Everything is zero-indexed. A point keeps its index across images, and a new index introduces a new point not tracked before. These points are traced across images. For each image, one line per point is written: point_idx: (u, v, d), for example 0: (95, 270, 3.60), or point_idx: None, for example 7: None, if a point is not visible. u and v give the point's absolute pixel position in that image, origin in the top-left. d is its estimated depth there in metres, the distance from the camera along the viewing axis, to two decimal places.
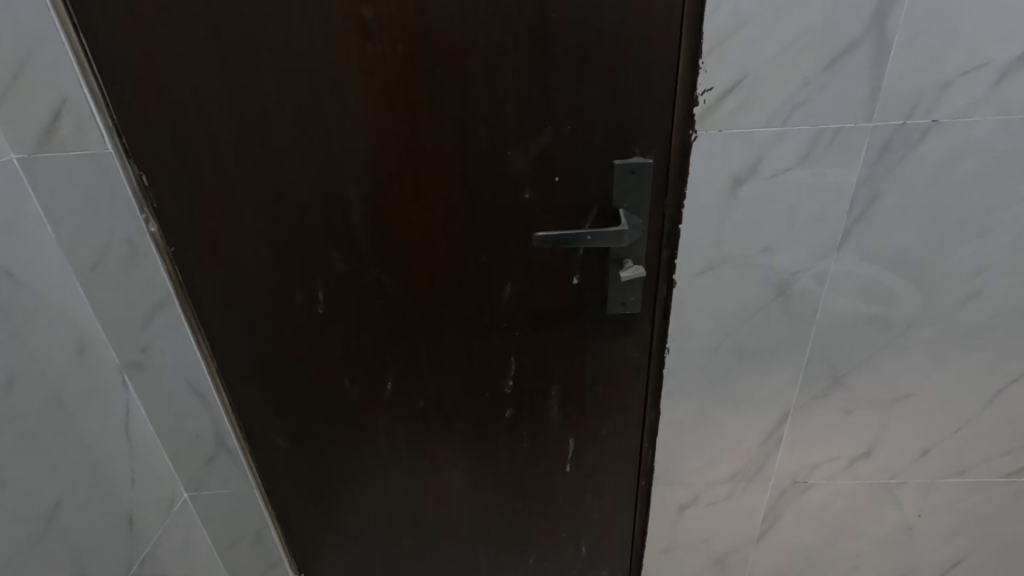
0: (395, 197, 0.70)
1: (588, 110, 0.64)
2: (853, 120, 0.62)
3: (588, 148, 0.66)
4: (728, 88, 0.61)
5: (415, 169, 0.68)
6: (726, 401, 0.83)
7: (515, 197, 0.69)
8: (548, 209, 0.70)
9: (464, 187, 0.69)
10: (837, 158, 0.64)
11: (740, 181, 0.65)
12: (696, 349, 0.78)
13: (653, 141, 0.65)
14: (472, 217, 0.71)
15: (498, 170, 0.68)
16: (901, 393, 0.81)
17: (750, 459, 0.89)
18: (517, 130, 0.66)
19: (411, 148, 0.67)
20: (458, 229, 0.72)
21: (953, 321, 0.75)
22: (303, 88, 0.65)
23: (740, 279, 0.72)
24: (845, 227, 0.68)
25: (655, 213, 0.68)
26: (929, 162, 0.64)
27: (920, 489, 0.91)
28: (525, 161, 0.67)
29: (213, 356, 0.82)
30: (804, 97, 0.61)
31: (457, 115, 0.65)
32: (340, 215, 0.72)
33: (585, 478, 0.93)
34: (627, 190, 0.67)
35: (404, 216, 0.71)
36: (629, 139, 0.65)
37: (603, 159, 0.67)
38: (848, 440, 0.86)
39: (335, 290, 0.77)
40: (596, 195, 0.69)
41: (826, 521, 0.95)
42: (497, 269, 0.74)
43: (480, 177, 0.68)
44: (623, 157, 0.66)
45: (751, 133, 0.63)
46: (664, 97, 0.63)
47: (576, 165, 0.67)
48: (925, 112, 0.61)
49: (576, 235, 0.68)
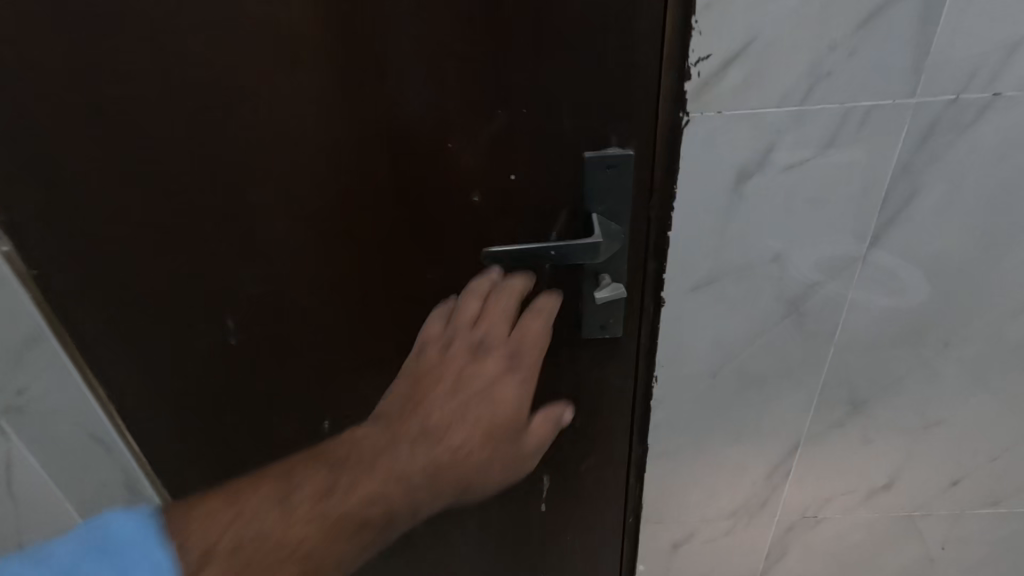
0: (312, 204, 0.56)
1: (549, 87, 0.49)
2: (892, 95, 0.48)
3: (551, 137, 0.51)
4: (729, 56, 0.46)
5: (333, 167, 0.54)
6: (726, 432, 0.71)
7: (461, 201, 0.55)
8: (504, 214, 0.56)
9: (396, 189, 0.55)
10: (869, 144, 0.50)
11: (744, 176, 0.51)
12: (691, 376, 0.65)
13: (634, 127, 0.51)
14: (408, 227, 0.57)
15: (438, 167, 0.54)
16: (931, 419, 0.69)
17: (754, 493, 0.77)
18: (459, 115, 0.51)
19: (326, 142, 0.53)
20: (393, 240, 0.58)
21: (997, 338, 0.62)
22: (175, 67, 0.50)
23: (743, 294, 0.59)
24: (876, 230, 0.55)
25: (637, 218, 0.55)
26: (985, 148, 0.50)
27: (946, 520, 0.79)
28: (471, 156, 0.53)
29: (109, 398, 0.69)
30: (830, 66, 0.46)
31: (380, 97, 0.51)
32: (245, 227, 0.57)
33: (564, 520, 0.80)
34: (602, 190, 0.53)
35: (326, 228, 0.57)
36: (603, 125, 0.51)
37: (570, 152, 0.52)
38: (867, 471, 0.74)
39: (249, 316, 0.63)
40: (562, 196, 0.54)
41: (839, 556, 0.84)
42: (446, 288, 0.60)
43: (417, 178, 0.54)
44: (596, 149, 0.52)
45: (760, 114, 0.48)
46: (647, 69, 0.48)
47: (537, 160, 0.53)
48: (984, 84, 0.47)
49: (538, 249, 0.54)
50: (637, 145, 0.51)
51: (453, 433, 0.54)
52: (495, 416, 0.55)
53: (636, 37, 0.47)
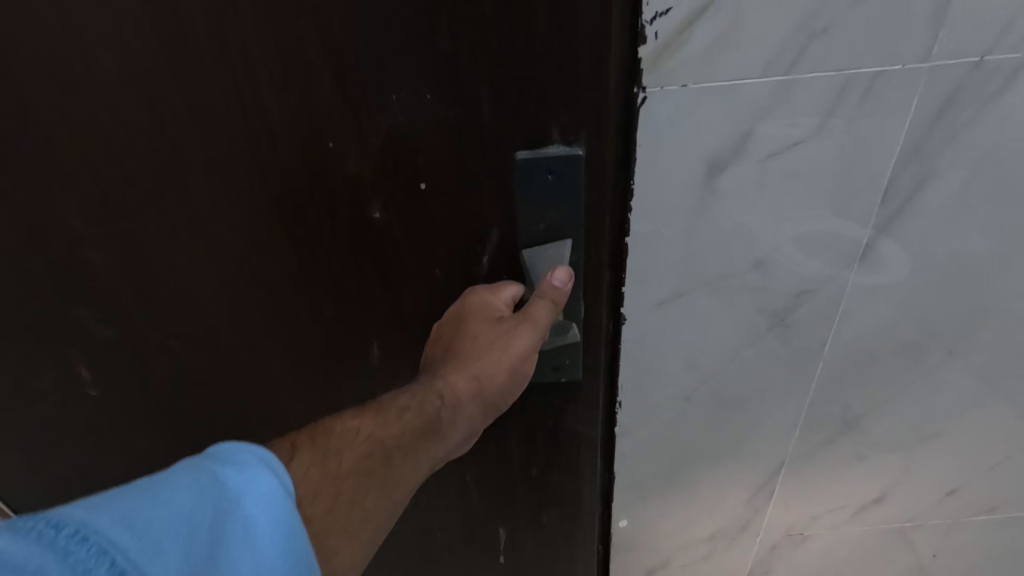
0: (176, 217, 0.44)
1: (461, 61, 0.36)
2: (900, 60, 0.37)
3: (469, 130, 0.38)
4: (696, 9, 0.35)
5: (189, 173, 0.42)
6: (702, 456, 0.62)
7: (360, 215, 0.43)
8: (416, 231, 0.44)
9: (275, 201, 0.43)
10: (871, 122, 0.40)
11: (719, 165, 0.40)
12: (660, 400, 0.56)
13: (582, 114, 0.37)
14: (296, 248, 0.45)
15: (324, 172, 0.41)
16: (929, 432, 0.61)
17: (733, 516, 0.69)
18: (341, 104, 0.38)
19: (178, 139, 0.41)
20: (280, 262, 0.46)
21: (1008, 344, 0.53)
22: None
23: (719, 307, 0.49)
24: (875, 225, 0.45)
25: (592, 233, 0.42)
26: (1010, 125, 0.40)
27: (939, 529, 0.73)
28: (366, 159, 0.40)
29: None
30: (826, 21, 0.35)
31: (234, 79, 0.37)
32: (100, 243, 0.46)
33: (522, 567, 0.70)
34: (545, 198, 0.40)
35: (196, 245, 0.46)
36: (539, 111, 0.37)
37: (499, 149, 0.39)
38: (857, 486, 0.66)
39: (125, 344, 0.53)
40: (490, 207, 0.42)
41: (825, 570, 0.77)
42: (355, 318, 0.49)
43: (301, 187, 0.42)
44: (533, 146, 0.39)
45: (735, 87, 0.37)
46: (595, 33, 0.34)
47: (452, 160, 0.40)
48: (1016, 42, 0.37)
49: (466, 258, 0.45)
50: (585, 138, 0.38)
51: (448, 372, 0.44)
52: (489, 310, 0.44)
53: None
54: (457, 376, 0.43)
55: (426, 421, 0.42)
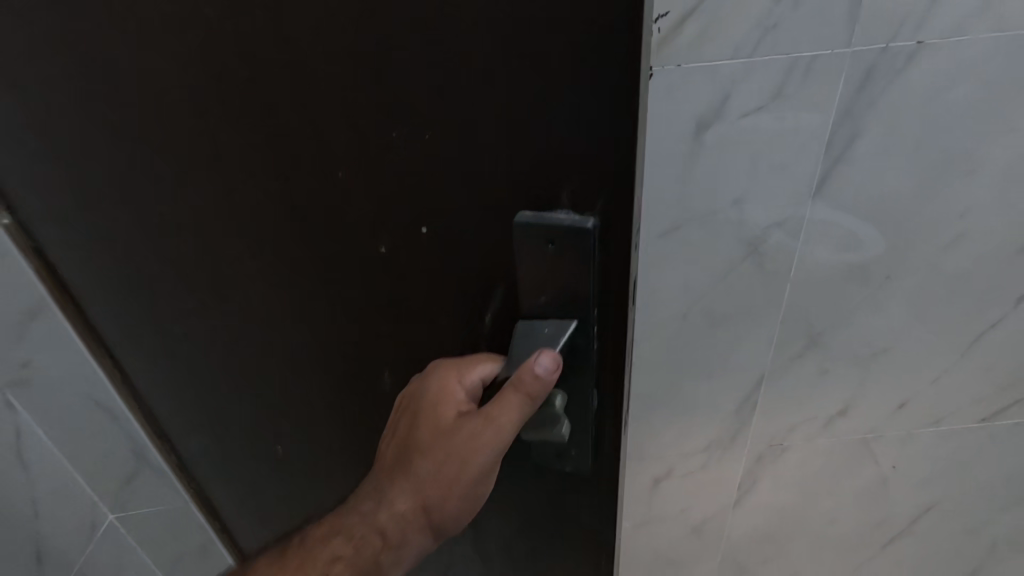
0: (227, 210, 0.51)
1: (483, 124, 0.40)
2: (831, 46, 0.53)
3: (481, 184, 0.43)
4: (685, 12, 0.51)
5: (238, 182, 0.48)
6: (697, 370, 0.77)
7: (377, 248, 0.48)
8: (426, 267, 0.48)
9: (304, 219, 0.49)
10: (813, 91, 0.55)
11: (706, 124, 0.56)
12: (664, 318, 0.71)
13: (584, 180, 0.41)
14: (317, 264, 0.51)
15: (350, 205, 0.46)
16: (879, 347, 0.76)
17: (725, 428, 0.84)
18: (374, 148, 0.43)
19: (235, 145, 0.46)
20: (301, 273, 0.52)
21: (934, 269, 0.69)
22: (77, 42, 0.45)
23: (709, 238, 0.64)
24: (822, 171, 0.60)
25: (591, 304, 0.46)
26: (914, 92, 0.56)
27: (897, 441, 0.88)
28: (387, 198, 0.45)
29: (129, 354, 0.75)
30: (777, 19, 0.51)
31: (289, 113, 0.43)
32: (167, 217, 0.53)
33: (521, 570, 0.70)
34: (546, 269, 0.45)
35: (238, 238, 0.52)
36: (546, 174, 0.41)
37: (507, 202, 0.43)
38: (825, 399, 0.81)
39: (174, 312, 0.61)
40: (495, 257, 0.46)
41: (804, 479, 0.92)
42: (378, 336, 0.55)
43: (338, 223, 0.48)
44: (535, 212, 0.43)
45: (715, 66, 0.53)
46: (604, 108, 0.38)
47: (459, 206, 0.44)
48: (911, 32, 0.53)
49: (471, 301, 0.49)
50: (578, 207, 0.42)
51: (383, 513, 0.53)
52: (444, 422, 0.51)
53: (583, 66, 0.36)
54: (401, 509, 0.52)
55: (367, 559, 0.53)
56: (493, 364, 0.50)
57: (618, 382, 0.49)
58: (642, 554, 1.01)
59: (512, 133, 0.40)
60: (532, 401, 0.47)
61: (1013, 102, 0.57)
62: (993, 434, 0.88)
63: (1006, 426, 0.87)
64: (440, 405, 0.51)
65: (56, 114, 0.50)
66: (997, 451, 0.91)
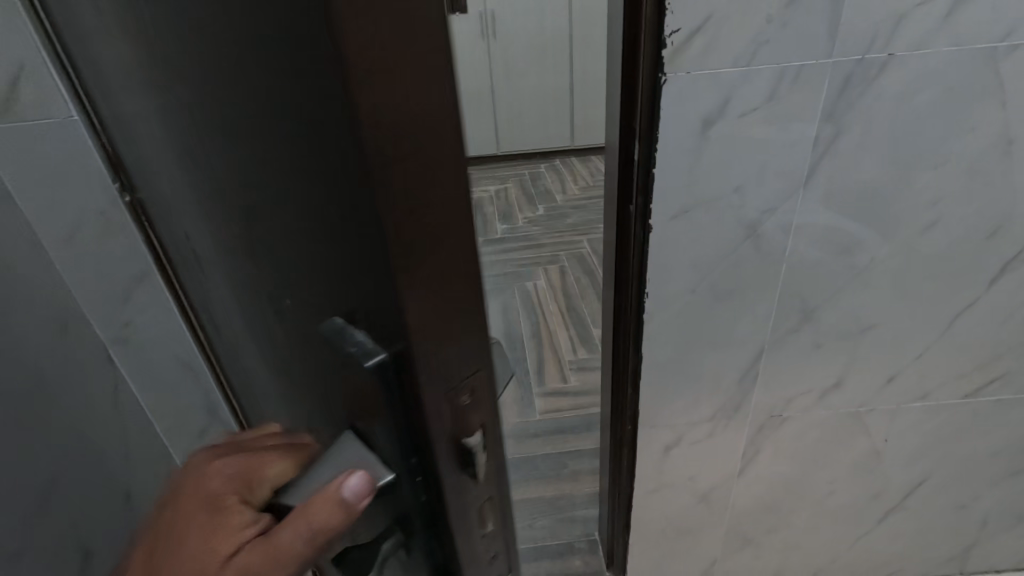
0: (187, 217, 0.48)
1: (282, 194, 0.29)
2: (815, 58, 0.64)
3: (305, 265, 0.32)
4: (694, 29, 0.61)
5: (181, 193, 0.45)
6: (704, 342, 0.87)
7: (264, 299, 0.41)
8: (297, 338, 0.39)
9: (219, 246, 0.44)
10: (801, 94, 0.66)
11: (710, 121, 0.67)
12: (674, 293, 0.81)
13: (371, 305, 0.27)
14: (240, 295, 0.46)
15: (236, 245, 0.40)
16: (866, 324, 0.86)
17: (729, 397, 0.93)
18: (229, 193, 0.35)
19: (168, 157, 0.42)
20: (237, 300, 0.48)
21: (912, 252, 0.79)
22: (87, 40, 0.45)
23: (713, 220, 0.75)
24: (811, 163, 0.71)
25: (406, 454, 0.31)
26: (887, 96, 0.67)
27: (887, 415, 0.96)
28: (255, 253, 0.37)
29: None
30: (769, 36, 0.62)
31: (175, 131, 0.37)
32: (172, 217, 0.55)
33: None
34: (353, 389, 0.32)
35: (201, 248, 0.50)
36: (336, 283, 0.29)
37: (324, 295, 0.31)
38: (820, 372, 0.91)
39: (204, 300, 0.65)
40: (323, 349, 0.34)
41: (803, 450, 1.01)
42: (290, 396, 0.49)
43: (239, 277, 0.44)
44: (343, 321, 0.31)
45: (718, 73, 0.64)
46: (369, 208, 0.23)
47: (299, 287, 0.34)
48: (882, 46, 0.63)
49: (326, 395, 0.39)
50: (370, 329, 0.29)
51: None
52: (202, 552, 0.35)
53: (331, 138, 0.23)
54: None
55: None
56: (287, 472, 0.37)
57: (454, 540, 0.34)
58: (654, 521, 1.10)
59: (305, 208, 0.28)
60: (317, 534, 0.31)
61: (972, 105, 0.67)
62: (976, 411, 0.96)
63: (988, 402, 0.95)
64: (202, 543, 0.36)
65: (109, 111, 0.54)
66: (982, 428, 0.99)
